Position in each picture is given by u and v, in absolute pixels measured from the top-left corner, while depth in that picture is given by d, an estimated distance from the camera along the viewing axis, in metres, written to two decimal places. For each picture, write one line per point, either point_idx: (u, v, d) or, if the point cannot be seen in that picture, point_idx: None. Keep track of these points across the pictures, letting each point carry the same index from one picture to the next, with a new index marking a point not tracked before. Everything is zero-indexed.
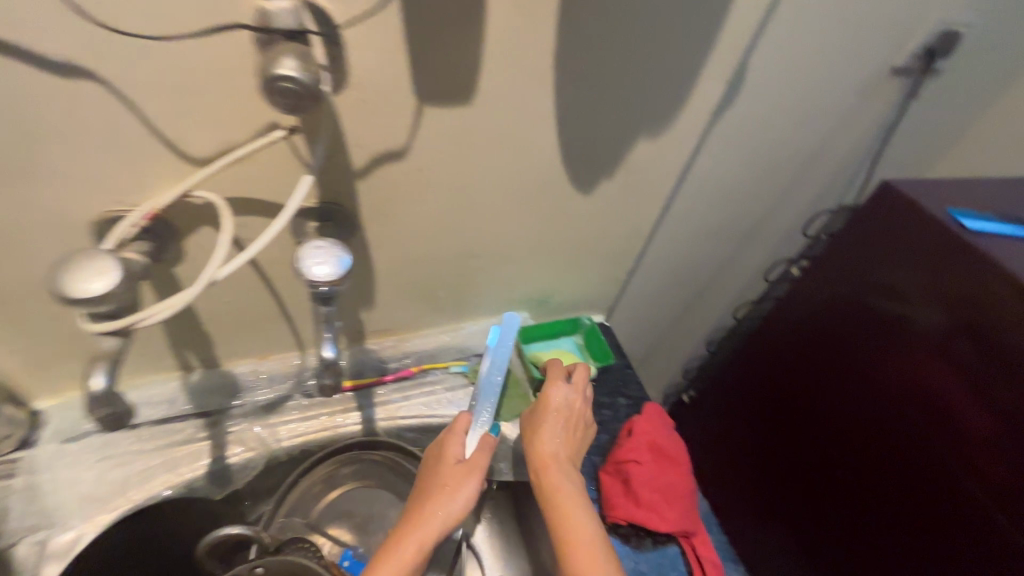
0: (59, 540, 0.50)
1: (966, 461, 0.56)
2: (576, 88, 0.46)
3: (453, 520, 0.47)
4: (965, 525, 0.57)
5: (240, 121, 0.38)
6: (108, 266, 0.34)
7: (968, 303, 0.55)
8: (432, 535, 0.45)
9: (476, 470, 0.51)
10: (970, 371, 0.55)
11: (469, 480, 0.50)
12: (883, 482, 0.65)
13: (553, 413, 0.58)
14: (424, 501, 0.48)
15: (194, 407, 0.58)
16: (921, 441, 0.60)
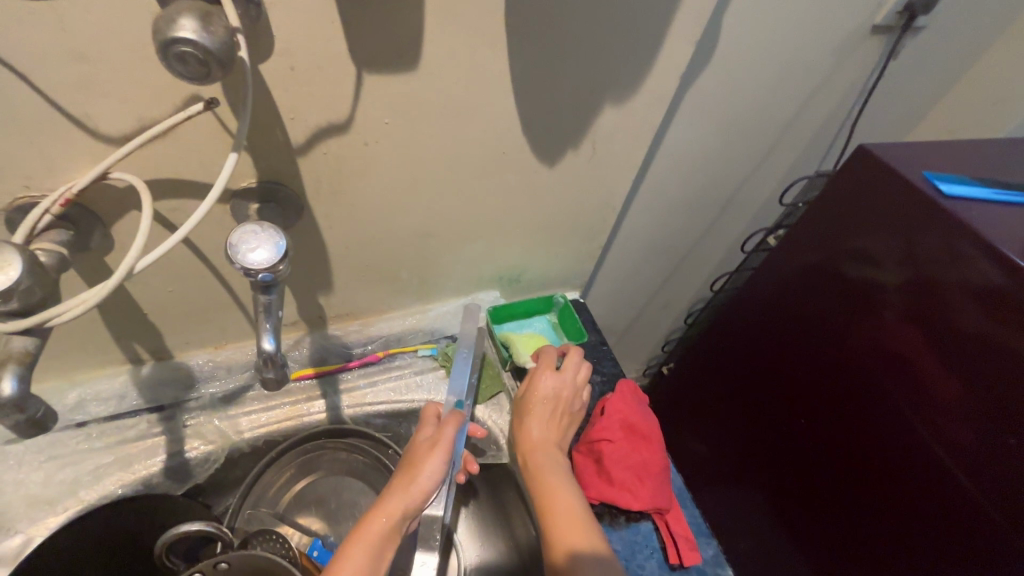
0: (6, 545, 0.47)
1: (933, 427, 0.56)
2: (532, 52, 0.43)
3: (418, 498, 0.45)
4: (936, 488, 0.57)
5: (156, 93, 0.35)
6: (9, 259, 0.31)
7: (940, 269, 0.55)
8: (395, 514, 0.44)
9: (440, 443, 0.48)
10: (940, 338, 0.55)
11: (433, 453, 0.47)
12: (859, 448, 0.66)
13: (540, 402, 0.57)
14: (391, 484, 0.47)
15: (146, 401, 0.55)
16: (894, 406, 0.61)
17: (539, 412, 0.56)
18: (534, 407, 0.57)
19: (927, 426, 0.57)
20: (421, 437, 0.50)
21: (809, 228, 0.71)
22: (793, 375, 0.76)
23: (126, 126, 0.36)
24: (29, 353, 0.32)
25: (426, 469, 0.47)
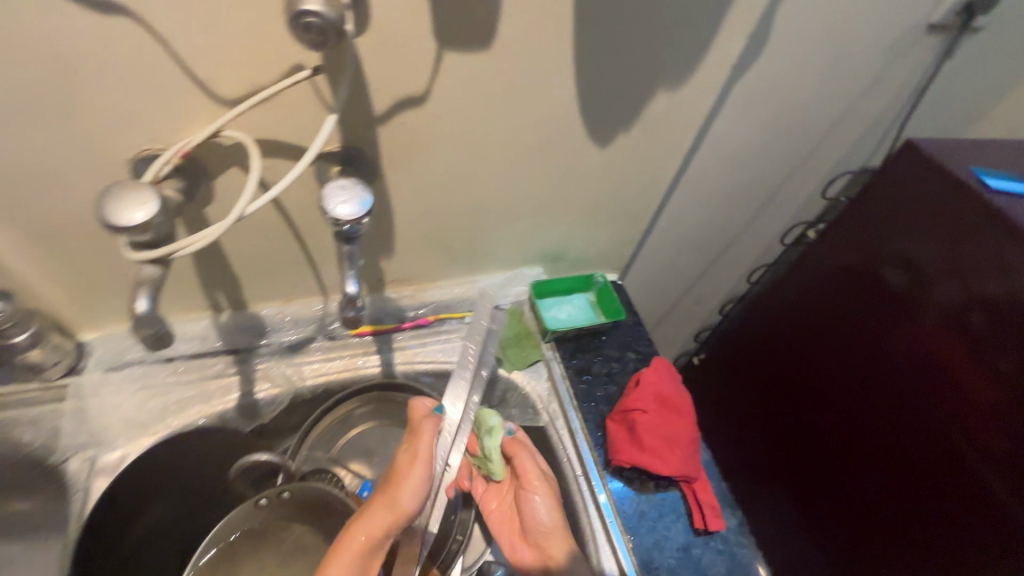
0: (108, 458, 0.54)
1: (964, 425, 0.58)
2: (595, 38, 0.46)
3: (399, 517, 0.49)
4: (960, 487, 0.59)
5: (268, 60, 0.39)
6: (146, 198, 0.37)
7: (982, 273, 0.56)
8: (375, 534, 0.47)
9: (421, 459, 0.52)
10: (977, 340, 0.57)
11: (414, 470, 0.51)
12: (882, 446, 0.68)
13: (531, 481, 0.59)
14: (375, 498, 0.50)
15: (225, 344, 0.61)
16: (925, 404, 0.62)
17: (539, 485, 0.58)
18: (532, 481, 0.58)
19: (955, 424, 0.59)
20: (403, 451, 0.54)
21: (850, 226, 0.73)
22: (822, 371, 0.78)
23: (240, 89, 0.41)
24: (157, 279, 0.38)
25: (406, 488, 0.50)
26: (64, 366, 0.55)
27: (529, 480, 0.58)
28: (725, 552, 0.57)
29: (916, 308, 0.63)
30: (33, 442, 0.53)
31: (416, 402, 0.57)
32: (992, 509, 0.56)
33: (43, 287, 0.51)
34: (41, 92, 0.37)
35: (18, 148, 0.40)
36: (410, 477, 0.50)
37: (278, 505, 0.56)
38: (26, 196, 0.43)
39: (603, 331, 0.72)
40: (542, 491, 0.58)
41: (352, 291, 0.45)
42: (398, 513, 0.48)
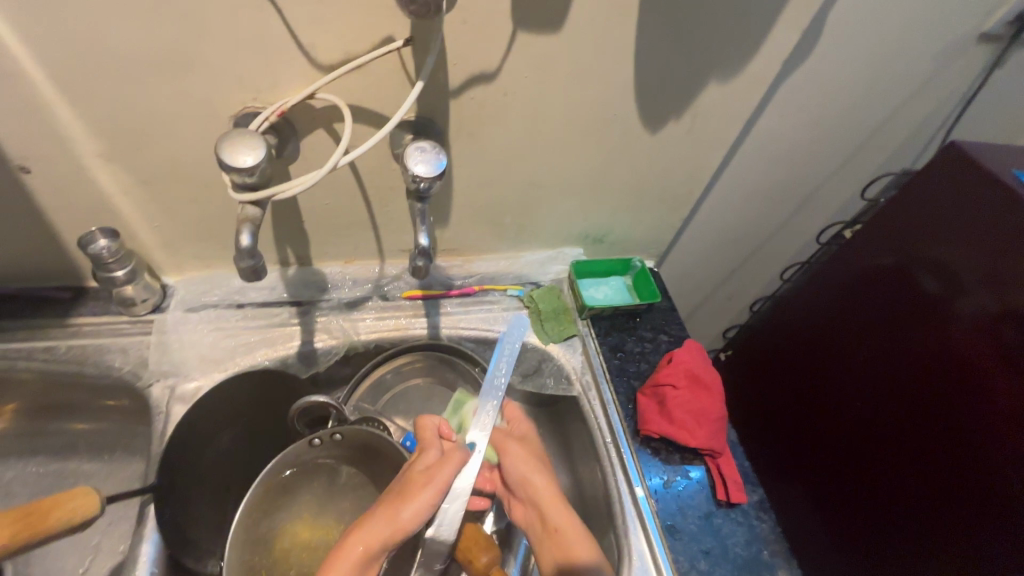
0: (186, 387, 0.61)
1: (987, 430, 0.60)
2: (657, 27, 0.50)
3: (403, 529, 0.48)
4: (978, 486, 0.61)
5: (365, 31, 0.44)
6: (256, 144, 0.42)
7: (1016, 284, 0.58)
8: (376, 542, 0.46)
9: (433, 482, 0.50)
10: (1007, 349, 0.58)
11: (427, 489, 0.50)
12: (903, 449, 0.69)
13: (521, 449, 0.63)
14: (383, 504, 0.49)
15: (290, 296, 0.67)
16: (951, 407, 0.64)
17: (517, 450, 0.63)
18: (511, 447, 0.63)
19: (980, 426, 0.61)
20: (420, 465, 0.52)
21: (886, 229, 0.74)
22: (846, 371, 0.80)
23: (336, 57, 0.46)
24: (257, 219, 0.44)
25: (413, 503, 0.48)
26: (151, 303, 0.62)
27: (508, 446, 0.63)
28: (745, 523, 0.60)
29: (948, 316, 0.65)
30: (122, 368, 0.60)
31: (427, 423, 0.57)
32: (1007, 511, 0.57)
33: (140, 229, 0.58)
34: (171, 50, 0.42)
35: (142, 99, 0.45)
36: (418, 496, 0.49)
37: (331, 443, 0.59)
38: (141, 144, 0.49)
39: (637, 312, 0.76)
40: (522, 456, 0.62)
41: (425, 243, 0.50)
42: (398, 531, 0.47)
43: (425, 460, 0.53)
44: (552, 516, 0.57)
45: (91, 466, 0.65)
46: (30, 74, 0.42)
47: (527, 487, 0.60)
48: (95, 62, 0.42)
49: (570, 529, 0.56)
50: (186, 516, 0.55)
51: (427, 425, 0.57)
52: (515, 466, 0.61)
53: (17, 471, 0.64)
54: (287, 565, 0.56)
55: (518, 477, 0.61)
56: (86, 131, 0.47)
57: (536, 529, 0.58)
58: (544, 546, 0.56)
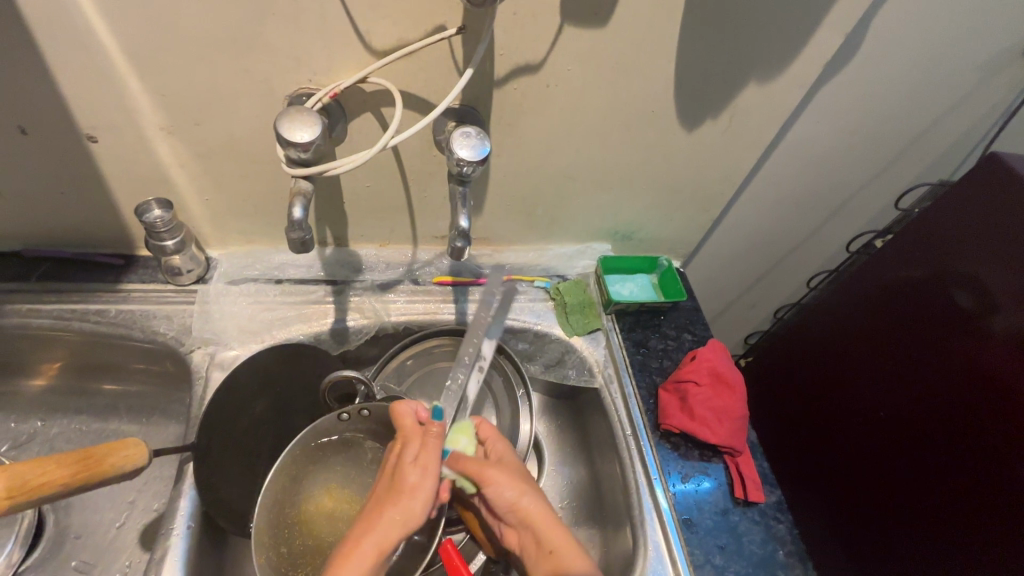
0: (225, 355, 0.64)
1: (1014, 445, 0.59)
2: (700, 26, 0.51)
3: (407, 529, 0.46)
4: (1001, 501, 0.60)
5: (419, 19, 0.46)
6: (313, 122, 0.44)
7: None
8: (384, 548, 0.45)
9: (430, 471, 0.49)
10: None
11: (426, 480, 0.48)
12: (928, 460, 0.69)
13: (498, 471, 0.52)
14: (382, 502, 0.47)
15: (326, 275, 0.70)
16: (977, 422, 0.64)
17: (499, 476, 0.52)
18: (492, 474, 0.52)
19: (1005, 441, 0.60)
20: (408, 457, 0.49)
21: (918, 240, 0.74)
22: (869, 380, 0.80)
23: (390, 43, 0.48)
24: (308, 193, 0.47)
25: (412, 497, 0.47)
26: (195, 274, 0.65)
27: (488, 475, 0.52)
28: (762, 523, 0.61)
29: (981, 330, 0.64)
30: (166, 333, 0.63)
31: (403, 408, 0.51)
32: None
33: (190, 201, 0.60)
34: (237, 30, 0.45)
35: (206, 75, 0.48)
36: (418, 492, 0.47)
37: (359, 419, 0.61)
38: (200, 118, 0.51)
39: (662, 310, 0.76)
40: (508, 483, 0.52)
41: (464, 226, 0.53)
42: (409, 523, 0.46)
43: (412, 452, 0.49)
44: (552, 545, 0.49)
45: (130, 427, 0.68)
46: (108, 47, 0.45)
47: (519, 511, 0.51)
48: (166, 39, 0.45)
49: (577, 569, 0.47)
50: (220, 478, 0.57)
51: (404, 411, 0.51)
52: (501, 490, 0.51)
53: (62, 426, 0.67)
54: (310, 530, 0.57)
55: (503, 504, 0.51)
56: (151, 103, 0.50)
57: (531, 554, 0.51)
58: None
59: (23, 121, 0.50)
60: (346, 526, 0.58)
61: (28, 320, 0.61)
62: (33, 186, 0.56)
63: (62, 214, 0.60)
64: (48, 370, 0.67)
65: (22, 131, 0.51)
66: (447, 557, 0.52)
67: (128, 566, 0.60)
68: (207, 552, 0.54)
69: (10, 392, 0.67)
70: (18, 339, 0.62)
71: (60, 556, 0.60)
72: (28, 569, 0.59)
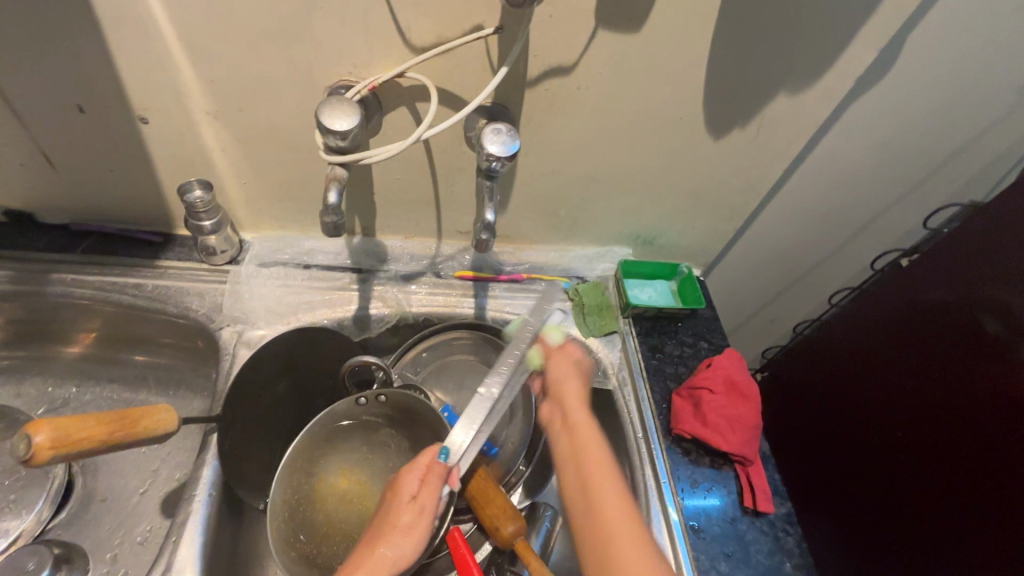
0: (253, 334, 0.66)
1: None
2: (731, 35, 0.51)
3: (393, 563, 0.48)
4: (1015, 526, 0.60)
5: (458, 17, 0.48)
6: (352, 112, 0.46)
7: None
8: None
9: (426, 512, 0.50)
10: None
11: (422, 520, 0.49)
12: (947, 483, 0.68)
13: (559, 353, 0.63)
14: (373, 535, 0.49)
15: (352, 263, 0.73)
16: (997, 448, 0.62)
17: (560, 362, 0.63)
18: (556, 357, 0.63)
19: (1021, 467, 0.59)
20: (406, 494, 0.51)
21: (945, 262, 0.72)
22: (888, 400, 0.78)
23: (429, 40, 0.49)
24: (343, 179, 0.49)
25: (398, 538, 0.48)
26: (229, 255, 0.68)
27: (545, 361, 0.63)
28: (770, 533, 0.60)
29: (1002, 357, 0.63)
30: (198, 310, 0.65)
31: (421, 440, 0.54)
32: None
33: (228, 185, 0.63)
34: (285, 21, 0.47)
35: (252, 63, 0.50)
36: (411, 532, 0.49)
37: (375, 404, 0.62)
38: (244, 105, 0.54)
39: (681, 317, 0.76)
40: (564, 369, 0.62)
41: (491, 219, 0.54)
42: (401, 560, 0.48)
43: (410, 489, 0.51)
44: (578, 424, 0.58)
45: (157, 398, 0.71)
46: (164, 33, 0.48)
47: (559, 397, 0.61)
48: (220, 29, 0.47)
49: (592, 450, 0.55)
50: (241, 451, 0.59)
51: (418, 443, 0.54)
52: (557, 372, 0.62)
53: (95, 394, 0.70)
54: (323, 508, 0.59)
55: (554, 380, 0.62)
56: (200, 88, 0.52)
57: (559, 432, 0.59)
58: (563, 460, 0.56)
59: (80, 101, 0.53)
60: (357, 506, 0.60)
61: (71, 290, 0.64)
62: (84, 163, 0.59)
63: (110, 190, 0.63)
64: (83, 339, 0.70)
65: (80, 110, 0.54)
66: (454, 545, 0.53)
67: (148, 531, 0.63)
68: (225, 522, 0.56)
69: (48, 357, 0.70)
70: (60, 308, 0.66)
71: (87, 516, 0.63)
72: (55, 527, 0.61)
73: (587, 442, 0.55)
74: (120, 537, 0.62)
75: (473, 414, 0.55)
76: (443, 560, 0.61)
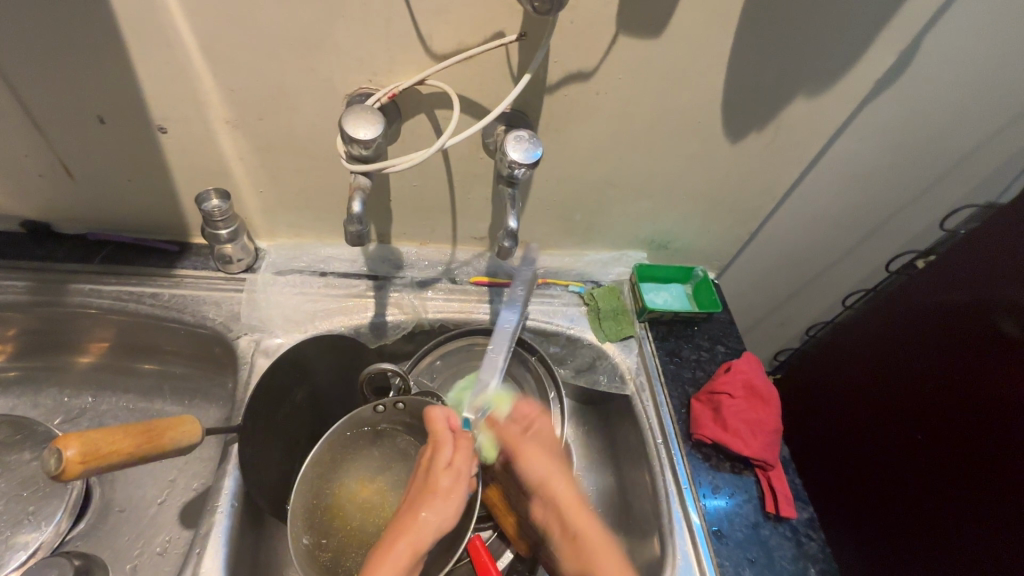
0: (270, 343, 0.66)
1: None
2: (751, 40, 0.51)
3: (437, 527, 0.49)
4: None
5: (480, 24, 0.47)
6: (375, 120, 0.46)
7: None
8: (420, 544, 0.47)
9: (462, 475, 0.52)
10: None
11: (460, 484, 0.51)
12: (970, 485, 0.67)
13: (528, 450, 0.60)
14: (413, 504, 0.50)
15: (368, 270, 0.72)
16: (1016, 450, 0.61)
17: (533, 453, 0.60)
18: (526, 450, 0.60)
19: None
20: (442, 462, 0.52)
21: (961, 264, 0.72)
22: (907, 402, 0.78)
23: (450, 47, 0.49)
24: (365, 187, 0.50)
25: (440, 503, 0.49)
26: (245, 263, 0.68)
27: (522, 451, 0.60)
28: (793, 539, 0.60)
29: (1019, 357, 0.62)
30: (215, 319, 0.65)
31: (435, 412, 0.54)
32: None
33: (245, 193, 0.63)
34: (306, 30, 0.47)
35: (273, 72, 0.50)
36: (452, 496, 0.50)
37: (394, 412, 0.62)
38: (264, 113, 0.54)
39: (697, 321, 0.76)
40: (538, 461, 0.60)
41: (514, 226, 0.54)
42: (443, 526, 0.49)
43: (446, 457, 0.52)
44: (573, 525, 0.57)
45: (172, 408, 0.71)
46: (186, 43, 0.47)
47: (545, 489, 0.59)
48: (241, 38, 0.47)
49: (597, 548, 0.55)
50: (261, 461, 0.59)
51: (434, 414, 0.54)
52: (534, 468, 0.59)
53: (111, 404, 0.70)
54: (343, 517, 0.59)
55: (535, 480, 0.59)
56: (221, 97, 0.52)
57: (554, 529, 0.58)
58: (566, 555, 0.56)
59: (100, 111, 0.53)
60: (378, 515, 0.59)
61: (88, 301, 0.64)
62: (102, 172, 0.59)
63: (127, 200, 0.63)
64: (96, 349, 0.69)
65: (100, 120, 0.54)
66: (476, 554, 0.56)
67: (168, 542, 0.63)
68: (246, 532, 0.56)
69: (63, 367, 0.70)
70: (77, 318, 0.65)
71: (105, 526, 0.63)
72: (74, 538, 0.61)
73: (588, 537, 0.56)
74: (138, 548, 0.62)
75: (488, 377, 0.61)
76: (464, 568, 0.60)
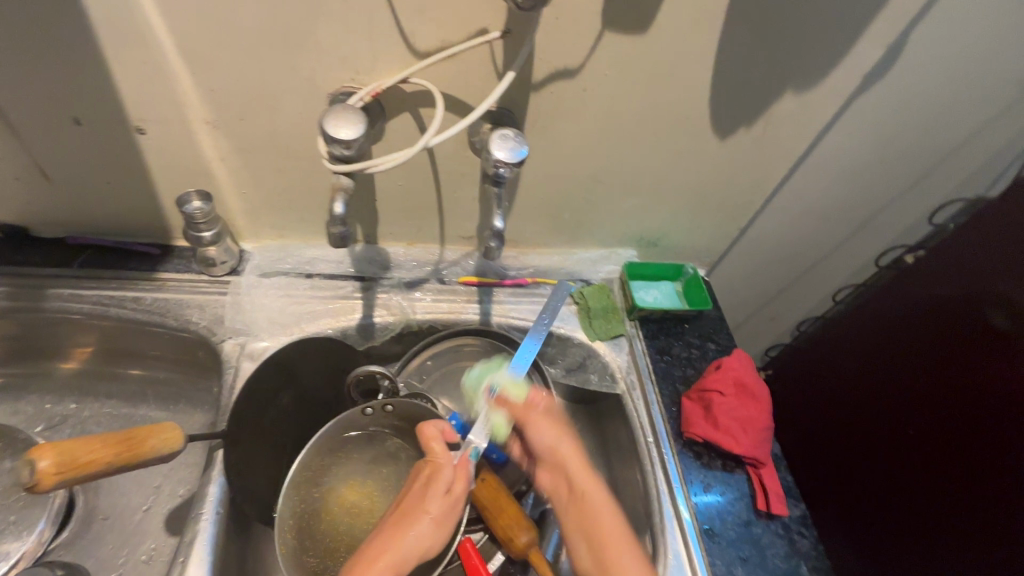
0: (255, 346, 0.65)
1: None
2: (738, 35, 0.51)
3: (421, 552, 0.50)
4: None
5: (463, 21, 0.47)
6: (356, 120, 0.45)
7: None
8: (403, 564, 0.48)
9: (456, 501, 0.53)
10: None
11: (451, 513, 0.52)
12: (965, 480, 0.68)
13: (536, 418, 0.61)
14: (402, 521, 0.51)
15: (355, 271, 0.71)
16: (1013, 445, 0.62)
17: (541, 422, 0.61)
18: (535, 419, 0.61)
19: None
20: (440, 486, 0.53)
21: (950, 259, 0.72)
22: (897, 397, 0.78)
23: (433, 44, 0.48)
24: (348, 188, 0.48)
25: (429, 529, 0.50)
26: (229, 266, 0.67)
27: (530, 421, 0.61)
28: (785, 536, 0.60)
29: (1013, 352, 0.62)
30: (199, 322, 0.64)
31: (431, 428, 0.55)
32: None
33: (228, 194, 0.62)
34: (286, 28, 0.46)
35: (253, 71, 0.49)
36: (443, 523, 0.51)
37: (382, 414, 0.61)
38: (245, 113, 0.53)
39: (688, 318, 0.75)
40: (548, 429, 0.61)
41: (499, 227, 0.53)
42: (426, 552, 0.50)
43: (445, 482, 0.53)
44: (581, 490, 0.58)
45: (157, 413, 0.69)
46: (163, 42, 0.46)
47: (557, 457, 0.60)
48: (219, 36, 0.46)
49: (602, 517, 0.56)
50: (247, 466, 0.58)
51: (431, 431, 0.55)
52: (543, 435, 0.61)
53: (94, 410, 0.69)
54: (332, 521, 0.58)
55: (543, 447, 0.60)
56: (200, 97, 0.51)
57: (561, 496, 0.59)
58: (570, 519, 0.57)
59: (76, 112, 0.52)
60: (366, 519, 0.59)
61: (68, 305, 0.63)
62: (79, 174, 0.58)
63: (106, 202, 0.62)
64: (78, 354, 0.68)
65: (76, 122, 0.52)
66: (466, 556, 0.54)
67: (153, 549, 0.62)
68: (233, 539, 0.55)
69: (44, 373, 0.68)
70: (57, 324, 0.64)
71: (89, 535, 0.62)
72: (57, 547, 0.60)
73: (593, 503, 0.57)
74: (123, 556, 0.61)
75: None
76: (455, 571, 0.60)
